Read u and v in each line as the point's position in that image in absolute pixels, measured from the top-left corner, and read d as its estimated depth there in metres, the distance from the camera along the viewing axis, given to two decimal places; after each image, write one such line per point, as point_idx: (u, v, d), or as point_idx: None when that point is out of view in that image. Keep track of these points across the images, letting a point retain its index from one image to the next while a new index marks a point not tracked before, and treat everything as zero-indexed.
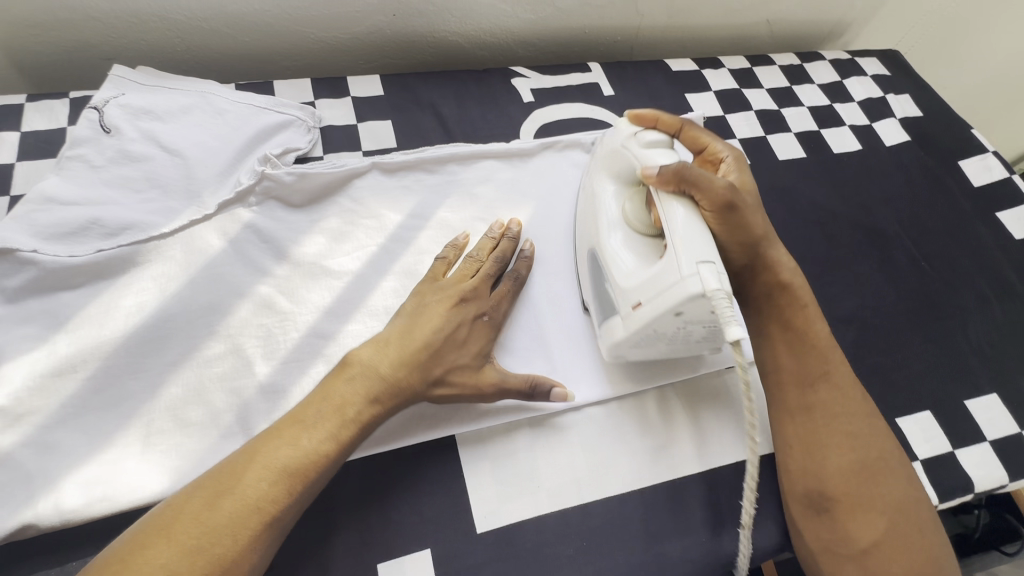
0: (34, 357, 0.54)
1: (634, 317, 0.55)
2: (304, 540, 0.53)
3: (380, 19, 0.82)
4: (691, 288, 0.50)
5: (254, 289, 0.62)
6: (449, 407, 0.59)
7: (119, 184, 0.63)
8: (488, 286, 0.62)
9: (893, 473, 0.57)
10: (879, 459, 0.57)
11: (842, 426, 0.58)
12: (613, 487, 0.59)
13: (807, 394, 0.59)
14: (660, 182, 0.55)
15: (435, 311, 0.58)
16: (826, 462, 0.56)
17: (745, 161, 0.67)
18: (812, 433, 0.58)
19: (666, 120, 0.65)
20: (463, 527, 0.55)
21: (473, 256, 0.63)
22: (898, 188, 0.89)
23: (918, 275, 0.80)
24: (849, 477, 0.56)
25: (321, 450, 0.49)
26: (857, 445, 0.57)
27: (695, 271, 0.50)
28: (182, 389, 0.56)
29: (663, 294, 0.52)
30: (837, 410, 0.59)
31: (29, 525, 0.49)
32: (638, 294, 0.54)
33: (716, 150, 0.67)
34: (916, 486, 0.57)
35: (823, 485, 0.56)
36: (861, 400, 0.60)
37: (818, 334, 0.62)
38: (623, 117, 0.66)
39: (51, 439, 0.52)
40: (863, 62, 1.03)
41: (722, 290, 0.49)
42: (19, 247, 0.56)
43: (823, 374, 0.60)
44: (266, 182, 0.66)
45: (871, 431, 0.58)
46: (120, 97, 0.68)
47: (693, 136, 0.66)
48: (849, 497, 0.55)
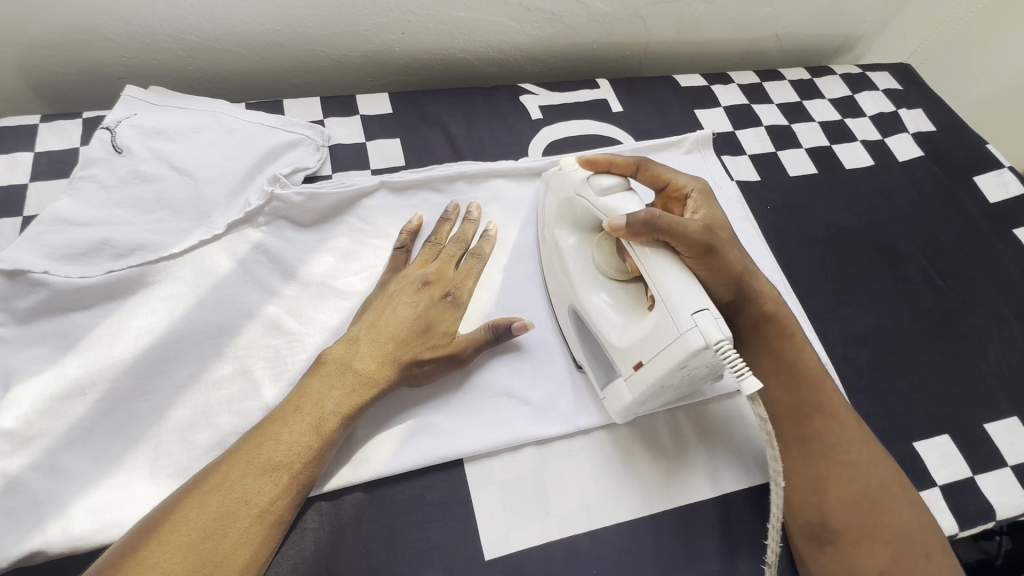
0: (43, 378, 0.54)
1: (636, 378, 0.55)
2: (311, 567, 0.52)
3: (390, 38, 0.83)
4: (693, 343, 0.49)
5: (262, 310, 0.62)
6: (425, 391, 0.61)
7: (129, 205, 0.63)
8: (451, 266, 0.64)
9: (894, 497, 0.56)
10: (880, 487, 0.56)
11: (841, 456, 0.57)
12: (624, 514, 0.58)
13: (804, 425, 0.59)
14: (630, 232, 0.54)
15: (401, 301, 0.61)
16: (827, 494, 0.56)
17: (711, 194, 0.65)
18: (811, 463, 0.58)
19: (621, 163, 0.64)
20: (472, 554, 0.54)
21: (433, 240, 0.66)
22: (911, 204, 0.87)
23: (933, 294, 0.79)
24: (851, 510, 0.55)
25: (304, 446, 0.51)
26: (859, 477, 0.56)
27: (693, 325, 0.50)
28: (190, 412, 0.56)
29: (665, 352, 0.51)
30: (836, 442, 0.58)
31: (37, 551, 0.48)
32: (638, 354, 0.54)
33: (682, 184, 0.65)
34: (921, 508, 0.56)
35: (825, 518, 0.55)
36: (857, 427, 0.59)
37: (810, 362, 0.61)
38: (575, 161, 0.65)
39: (60, 462, 0.52)
40: (875, 76, 1.03)
41: (725, 337, 0.49)
42: (31, 269, 0.56)
43: (818, 406, 0.59)
44: (275, 203, 0.66)
45: (870, 457, 0.57)
46: (132, 117, 0.68)
47: (654, 174, 0.65)
48: (855, 529, 0.54)
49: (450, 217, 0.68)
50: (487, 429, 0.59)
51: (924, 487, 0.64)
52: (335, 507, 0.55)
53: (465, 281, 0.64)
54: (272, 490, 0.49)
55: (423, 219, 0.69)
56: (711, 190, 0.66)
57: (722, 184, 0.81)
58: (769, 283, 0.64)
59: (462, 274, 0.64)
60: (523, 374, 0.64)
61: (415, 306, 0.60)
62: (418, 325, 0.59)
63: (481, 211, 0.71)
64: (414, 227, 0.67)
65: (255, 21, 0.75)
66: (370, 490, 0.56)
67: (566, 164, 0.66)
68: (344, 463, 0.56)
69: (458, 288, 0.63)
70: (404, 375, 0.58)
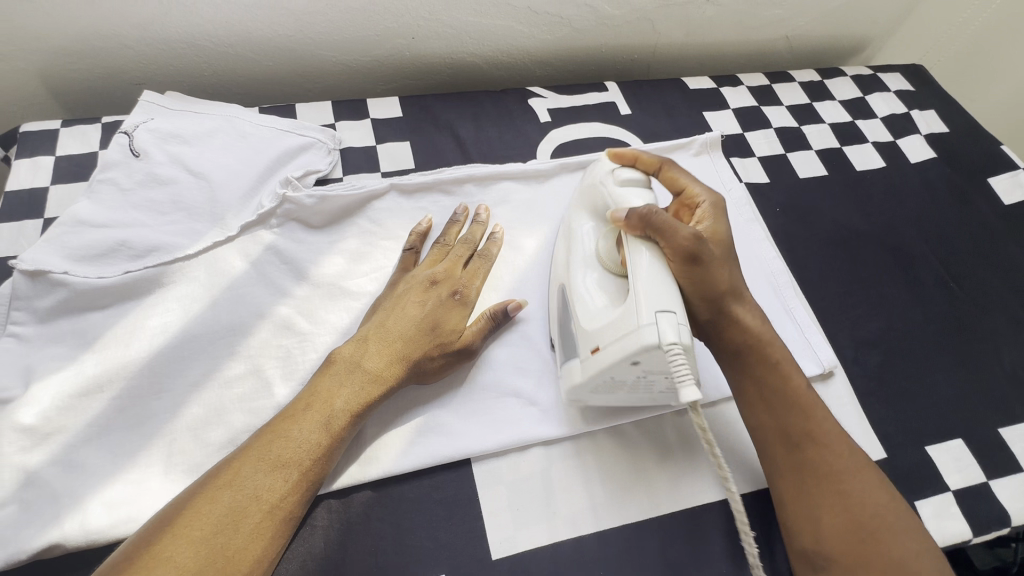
0: (62, 376, 0.55)
1: (590, 362, 0.55)
2: (319, 565, 0.53)
3: (400, 42, 0.84)
4: (647, 339, 0.50)
5: (274, 310, 0.63)
6: (428, 393, 0.61)
7: (146, 207, 0.65)
8: (460, 266, 0.65)
9: (892, 528, 0.54)
10: (874, 518, 0.54)
11: (832, 485, 0.56)
12: (631, 516, 0.58)
13: (792, 454, 0.58)
14: (628, 226, 0.56)
15: (410, 301, 0.61)
16: (819, 523, 0.55)
17: (724, 209, 0.63)
18: (803, 493, 0.56)
19: (646, 159, 0.64)
20: (479, 553, 0.55)
21: (441, 241, 0.67)
22: (924, 206, 0.86)
23: (946, 297, 0.78)
24: (845, 540, 0.53)
25: (313, 443, 0.52)
26: (851, 506, 0.55)
27: (654, 321, 0.50)
28: (203, 410, 0.57)
29: (620, 344, 0.52)
30: (827, 470, 0.56)
31: (55, 545, 0.49)
32: (598, 338, 0.54)
33: (695, 194, 0.63)
34: (925, 540, 0.54)
35: (819, 546, 0.54)
36: (851, 454, 0.57)
37: (797, 387, 0.60)
38: (606, 152, 0.66)
39: (78, 458, 0.53)
40: (886, 78, 1.02)
41: (680, 343, 0.49)
42: (51, 269, 0.57)
43: (807, 433, 0.58)
44: (288, 205, 0.67)
45: (864, 484, 0.56)
46: (149, 122, 0.70)
47: (672, 177, 0.64)
48: (850, 559, 0.53)
49: (460, 219, 0.69)
50: (496, 430, 0.60)
51: (936, 492, 0.63)
52: (343, 505, 0.55)
53: (473, 280, 0.64)
54: (282, 487, 0.49)
55: (432, 222, 0.70)
56: (725, 207, 0.64)
57: (730, 186, 0.80)
58: (757, 309, 0.62)
59: (470, 273, 0.65)
60: (531, 374, 0.64)
61: (424, 306, 0.61)
62: (427, 324, 0.60)
63: (489, 213, 0.72)
64: (423, 230, 0.68)
65: (268, 27, 0.77)
66: (378, 488, 0.56)
67: (599, 157, 0.66)
68: (352, 461, 0.56)
69: (466, 287, 0.64)
70: (407, 378, 0.58)
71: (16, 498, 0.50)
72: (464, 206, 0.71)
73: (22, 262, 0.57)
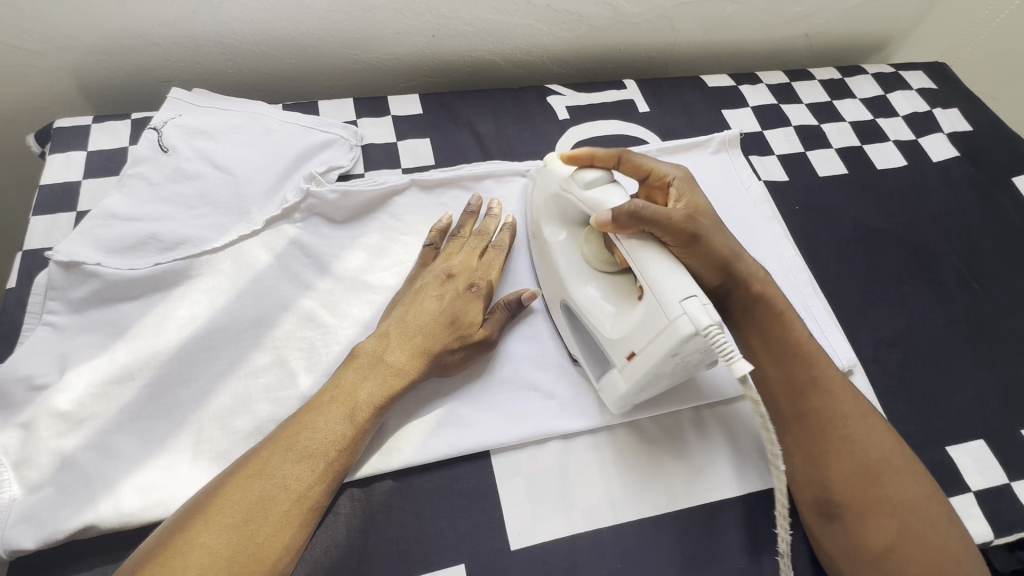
0: (96, 364, 0.57)
1: (630, 367, 0.55)
2: (343, 551, 0.54)
3: (420, 40, 0.85)
4: (682, 330, 0.49)
5: (298, 302, 0.64)
6: (449, 384, 0.62)
7: (174, 201, 0.66)
8: (476, 259, 0.66)
9: (896, 469, 0.55)
10: (880, 461, 0.56)
11: (839, 430, 0.57)
12: (648, 509, 0.59)
13: (798, 402, 0.59)
14: (617, 226, 0.55)
15: (428, 296, 0.62)
16: (826, 468, 0.56)
17: (693, 180, 0.65)
18: (810, 440, 0.57)
19: (603, 155, 0.63)
20: (498, 544, 0.55)
21: (456, 235, 0.68)
22: (946, 205, 0.86)
23: (969, 297, 0.77)
24: (852, 483, 0.55)
25: (339, 434, 0.53)
26: (857, 449, 0.56)
27: (683, 312, 0.50)
28: (229, 399, 0.59)
29: (654, 340, 0.52)
30: (832, 415, 0.58)
31: (90, 526, 0.51)
32: (629, 344, 0.55)
33: (662, 173, 0.64)
34: (926, 481, 0.56)
35: (829, 492, 0.55)
36: (853, 401, 0.59)
37: (801, 337, 0.61)
38: (557, 158, 0.65)
39: (110, 443, 0.54)
40: (908, 76, 1.01)
41: (714, 323, 0.49)
42: (85, 261, 0.59)
43: (810, 382, 0.59)
44: (311, 200, 0.69)
45: (867, 429, 0.57)
46: (178, 118, 0.72)
47: (636, 163, 0.64)
48: (859, 502, 0.54)
49: (473, 211, 0.69)
50: (515, 423, 0.60)
51: (957, 492, 0.62)
52: (366, 494, 0.56)
53: (488, 272, 0.65)
54: (310, 476, 0.51)
55: (450, 218, 0.71)
56: (693, 178, 0.65)
57: (749, 184, 0.80)
58: (760, 265, 0.63)
59: (485, 266, 0.66)
60: (548, 368, 0.65)
61: (442, 300, 0.62)
62: (447, 319, 0.61)
63: (502, 207, 0.72)
64: (444, 226, 0.69)
65: (292, 26, 0.78)
66: (400, 478, 0.57)
67: (551, 163, 0.66)
68: (374, 452, 0.57)
69: (482, 280, 0.64)
70: (427, 371, 0.59)
71: (53, 480, 0.52)
72: (477, 197, 0.72)
73: (57, 254, 0.59)
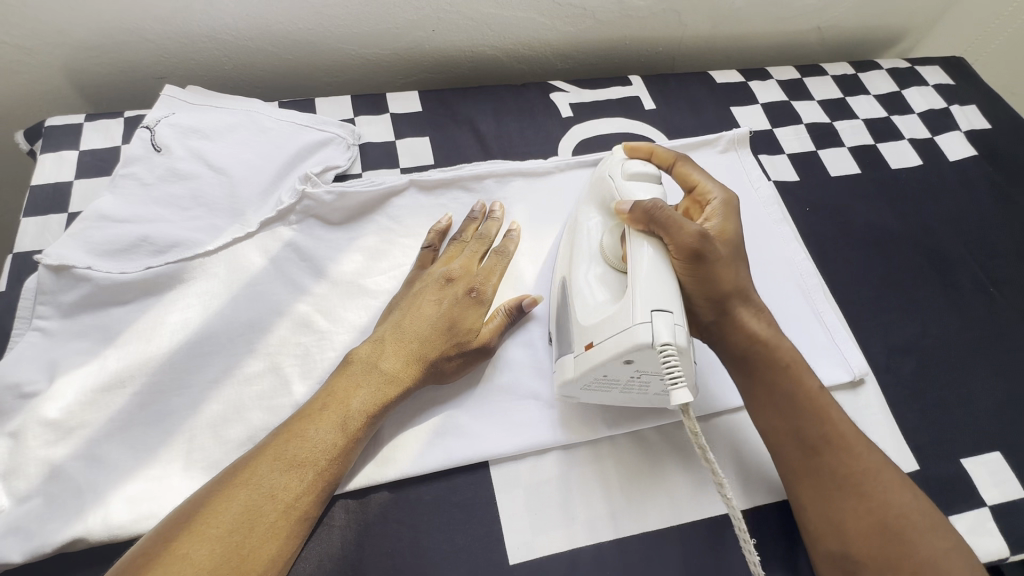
0: (86, 369, 0.56)
1: (585, 358, 0.53)
2: (336, 565, 0.52)
3: (420, 35, 0.82)
4: (641, 338, 0.48)
5: (293, 307, 0.63)
6: (446, 391, 0.60)
7: (167, 202, 0.65)
8: (477, 263, 0.64)
9: (917, 526, 0.53)
10: (899, 517, 0.53)
11: (856, 485, 0.54)
12: (651, 522, 0.57)
13: (808, 457, 0.56)
14: (631, 219, 0.56)
15: (427, 299, 0.60)
16: (843, 524, 0.53)
17: (735, 207, 0.61)
18: (825, 494, 0.54)
19: (660, 154, 0.65)
20: (496, 558, 0.54)
21: (457, 237, 0.66)
22: (963, 207, 0.83)
23: (986, 303, 0.74)
24: (870, 541, 0.52)
25: (329, 443, 0.52)
26: (875, 506, 0.53)
27: (648, 321, 0.49)
28: (222, 407, 0.57)
29: (615, 339, 0.50)
30: (848, 471, 0.55)
31: (79, 539, 0.50)
32: (593, 334, 0.53)
33: (706, 191, 0.62)
34: (949, 536, 0.53)
35: (845, 547, 0.53)
36: (869, 455, 0.56)
37: (810, 388, 0.58)
38: (620, 144, 0.67)
39: (100, 453, 0.53)
40: (924, 72, 0.98)
41: (673, 343, 0.48)
42: (75, 264, 0.58)
43: (824, 437, 0.56)
44: (306, 202, 0.67)
45: (886, 484, 0.54)
46: (171, 116, 0.70)
47: (685, 173, 0.64)
48: (880, 560, 0.51)
49: (476, 216, 0.68)
50: (514, 433, 0.59)
51: (972, 506, 0.60)
52: (361, 505, 0.55)
53: (490, 277, 0.63)
54: (298, 486, 0.49)
55: (451, 220, 0.69)
56: (737, 204, 0.62)
57: (759, 184, 0.78)
58: (766, 312, 0.61)
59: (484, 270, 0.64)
60: (550, 376, 0.63)
61: (440, 305, 0.60)
62: (445, 325, 0.59)
63: (504, 210, 0.71)
64: (443, 228, 0.67)
65: (289, 20, 0.76)
66: (396, 489, 0.56)
67: (613, 150, 0.66)
68: (369, 460, 0.56)
69: (482, 284, 0.62)
70: (423, 378, 0.58)
71: (41, 491, 0.51)
72: (481, 202, 0.70)
73: (47, 257, 0.57)
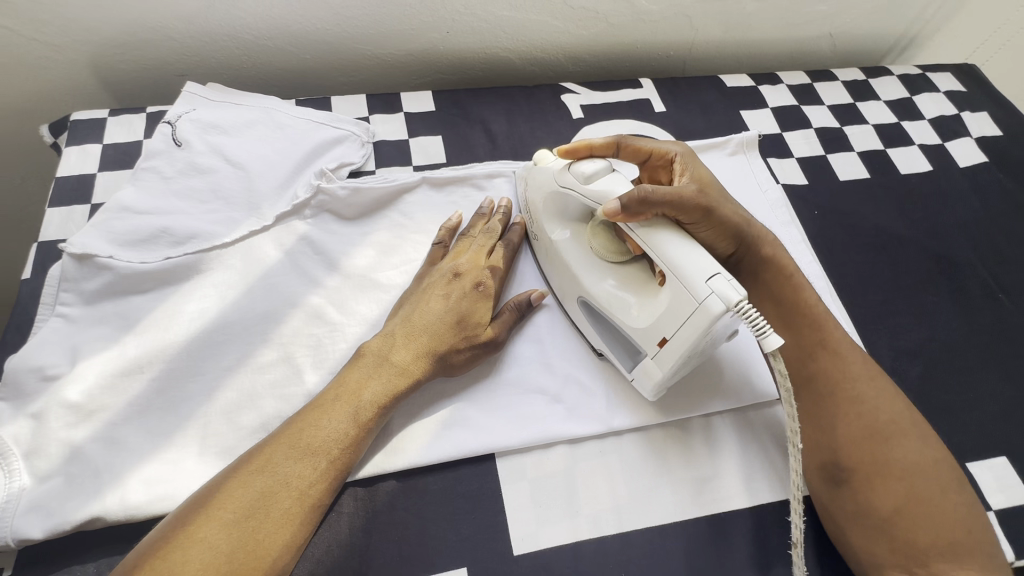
0: (106, 355, 0.57)
1: (664, 355, 0.55)
2: (343, 551, 0.53)
3: (434, 36, 0.84)
4: (714, 310, 0.50)
5: (306, 299, 0.64)
6: (455, 382, 0.62)
7: (186, 196, 0.66)
8: (484, 258, 0.65)
9: (903, 432, 0.56)
10: (888, 424, 0.56)
11: (847, 393, 0.58)
12: (655, 518, 0.57)
13: (807, 366, 0.60)
14: (626, 214, 0.55)
15: (433, 297, 0.61)
16: (834, 432, 0.57)
17: (694, 157, 0.66)
18: (817, 404, 0.59)
19: (600, 145, 0.64)
20: (500, 548, 0.55)
21: (465, 234, 0.67)
22: (973, 212, 0.83)
23: (994, 308, 0.74)
24: (860, 447, 0.56)
25: (342, 433, 0.53)
26: (864, 412, 0.57)
27: (710, 292, 0.50)
28: (236, 394, 0.59)
29: (687, 330, 0.52)
30: (840, 377, 0.59)
31: (96, 518, 0.51)
32: (659, 331, 0.55)
33: (665, 151, 0.66)
34: (933, 446, 0.56)
35: (836, 455, 0.56)
36: (862, 364, 0.60)
37: (812, 303, 0.63)
38: (555, 152, 0.66)
39: (118, 435, 0.55)
40: (935, 78, 0.98)
41: (744, 298, 0.50)
42: (97, 253, 0.60)
43: (819, 343, 0.61)
44: (321, 196, 0.69)
45: (876, 390, 0.58)
46: (192, 112, 0.72)
47: (635, 147, 0.65)
48: (866, 467, 0.55)
49: (484, 213, 0.69)
50: (521, 427, 0.60)
51: None
52: (370, 494, 0.56)
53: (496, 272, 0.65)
54: (311, 474, 0.50)
55: (461, 216, 0.71)
56: (693, 155, 0.67)
57: (766, 188, 0.79)
58: (768, 231, 0.65)
59: (493, 264, 0.66)
60: (556, 372, 0.64)
61: (450, 302, 0.61)
62: (456, 321, 0.60)
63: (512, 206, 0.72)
64: (454, 225, 0.69)
65: (307, 21, 0.78)
66: (404, 479, 0.57)
67: (546, 161, 0.66)
68: (378, 450, 0.57)
69: (489, 280, 0.64)
70: (436, 369, 0.59)
71: (62, 471, 0.53)
72: (489, 199, 0.72)
73: (71, 246, 0.60)
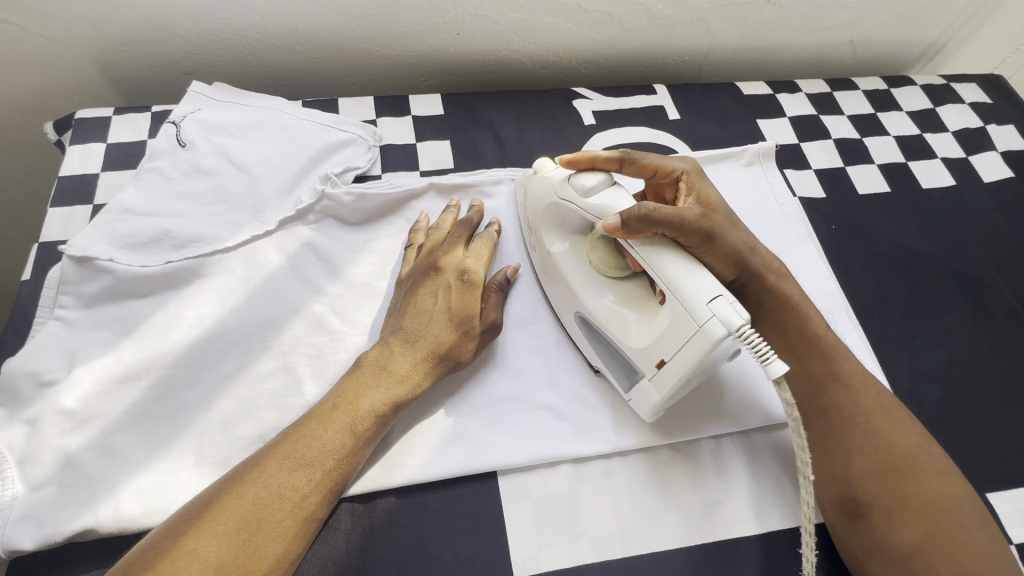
0: (103, 361, 0.56)
1: (661, 377, 0.53)
2: (340, 569, 0.52)
3: (445, 38, 0.82)
4: (715, 334, 0.48)
5: (307, 307, 0.63)
6: (444, 390, 0.60)
7: (188, 198, 0.65)
8: (462, 249, 0.64)
9: (923, 467, 0.54)
10: (906, 457, 0.55)
11: (861, 425, 0.56)
12: (661, 542, 0.56)
13: (819, 396, 0.59)
14: (627, 231, 0.53)
15: (417, 295, 0.60)
16: (849, 465, 0.55)
17: (702, 173, 0.64)
18: (832, 436, 0.57)
19: (603, 159, 0.62)
20: (500, 570, 0.53)
21: (439, 232, 0.66)
22: (998, 230, 0.80)
23: (1018, 331, 0.72)
24: (878, 481, 0.54)
25: (338, 443, 0.51)
26: (882, 445, 0.55)
27: (711, 315, 0.49)
28: (235, 403, 0.57)
29: (687, 351, 0.50)
30: (854, 409, 0.57)
31: (89, 529, 0.50)
32: (658, 352, 0.53)
33: (671, 169, 0.63)
34: (956, 481, 0.54)
35: (854, 489, 0.54)
36: (876, 395, 0.58)
37: (824, 335, 0.61)
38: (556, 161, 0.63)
39: (114, 443, 0.54)
40: (960, 89, 0.95)
41: (745, 321, 0.49)
42: (97, 256, 0.59)
43: (832, 374, 0.59)
44: (325, 202, 0.67)
45: (892, 423, 0.56)
46: (197, 112, 0.71)
47: (640, 164, 0.63)
48: (885, 500, 0.53)
49: (454, 210, 0.68)
50: (524, 444, 0.58)
51: None
52: (368, 510, 0.55)
53: (478, 259, 0.64)
54: (306, 486, 0.49)
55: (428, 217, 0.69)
56: (700, 170, 0.65)
57: (783, 200, 0.76)
58: (772, 255, 0.63)
59: (472, 253, 0.64)
60: (561, 388, 0.62)
61: (437, 297, 0.60)
62: (448, 317, 0.59)
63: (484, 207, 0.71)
64: (424, 226, 0.67)
65: (315, 21, 0.77)
66: (403, 496, 0.55)
67: (547, 170, 0.64)
68: (375, 463, 0.56)
69: (472, 267, 0.62)
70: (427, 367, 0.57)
71: (56, 479, 0.52)
72: (456, 199, 0.70)
73: (70, 248, 0.58)
